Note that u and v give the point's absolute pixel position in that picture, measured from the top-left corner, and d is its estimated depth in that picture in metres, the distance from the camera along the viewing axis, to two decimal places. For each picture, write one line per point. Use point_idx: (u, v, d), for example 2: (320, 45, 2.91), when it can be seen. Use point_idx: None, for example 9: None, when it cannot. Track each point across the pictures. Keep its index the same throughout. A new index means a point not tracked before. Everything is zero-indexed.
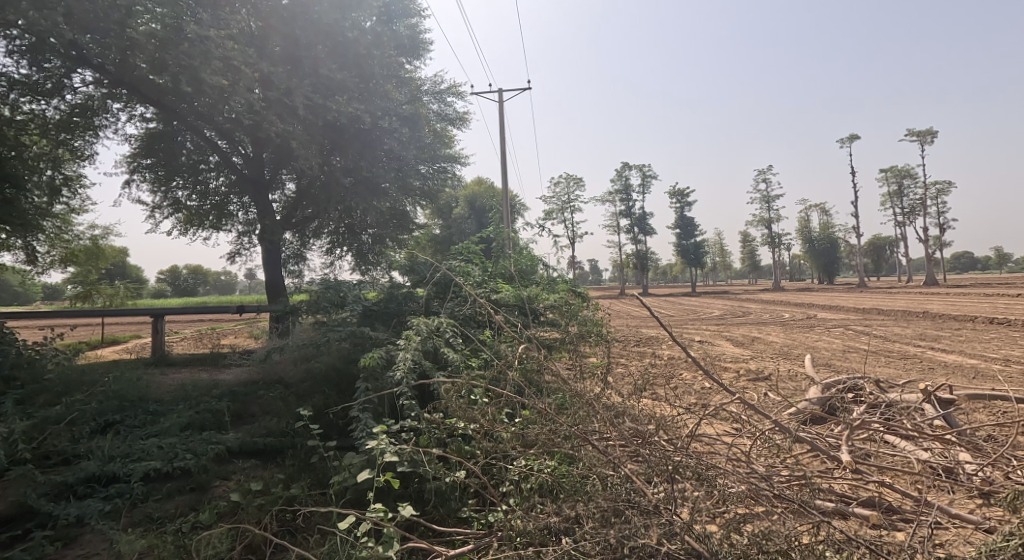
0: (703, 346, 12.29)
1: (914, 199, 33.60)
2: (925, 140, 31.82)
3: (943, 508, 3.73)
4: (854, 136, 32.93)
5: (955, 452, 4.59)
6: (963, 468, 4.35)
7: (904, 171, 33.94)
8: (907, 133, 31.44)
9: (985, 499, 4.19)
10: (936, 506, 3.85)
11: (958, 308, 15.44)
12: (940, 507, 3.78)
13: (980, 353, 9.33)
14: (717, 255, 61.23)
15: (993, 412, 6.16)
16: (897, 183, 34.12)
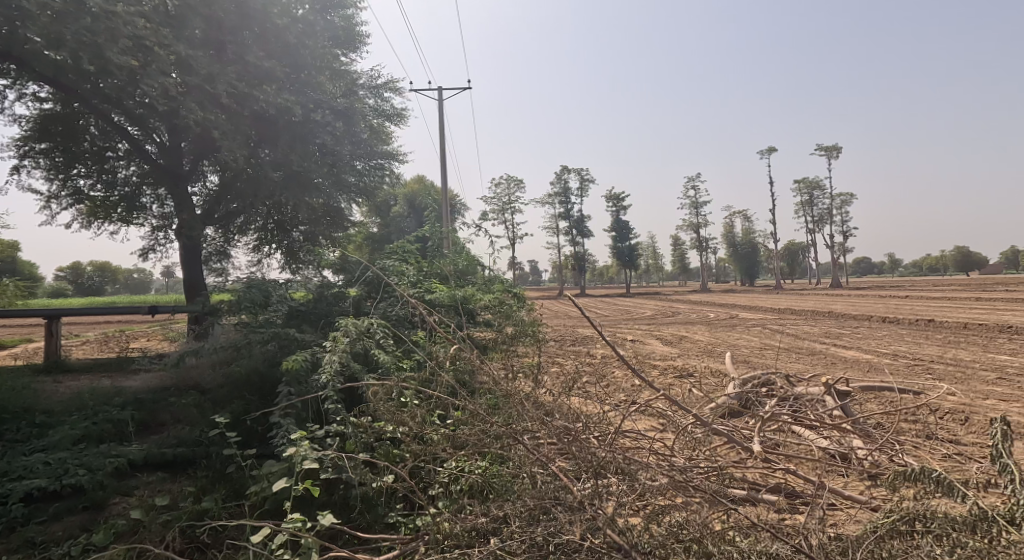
0: (634, 345, 12.72)
1: (824, 208, 36.16)
2: (832, 155, 34.30)
3: (836, 492, 4.08)
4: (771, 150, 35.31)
5: (851, 439, 4.98)
6: (855, 454, 4.76)
7: (814, 182, 36.46)
8: (818, 147, 33.85)
9: (871, 481, 4.61)
10: (831, 491, 4.18)
11: (859, 308, 16.79)
12: (834, 491, 4.10)
13: (878, 349, 10.14)
14: (649, 257, 63.42)
15: (885, 402, 6.71)
16: (808, 193, 36.59)
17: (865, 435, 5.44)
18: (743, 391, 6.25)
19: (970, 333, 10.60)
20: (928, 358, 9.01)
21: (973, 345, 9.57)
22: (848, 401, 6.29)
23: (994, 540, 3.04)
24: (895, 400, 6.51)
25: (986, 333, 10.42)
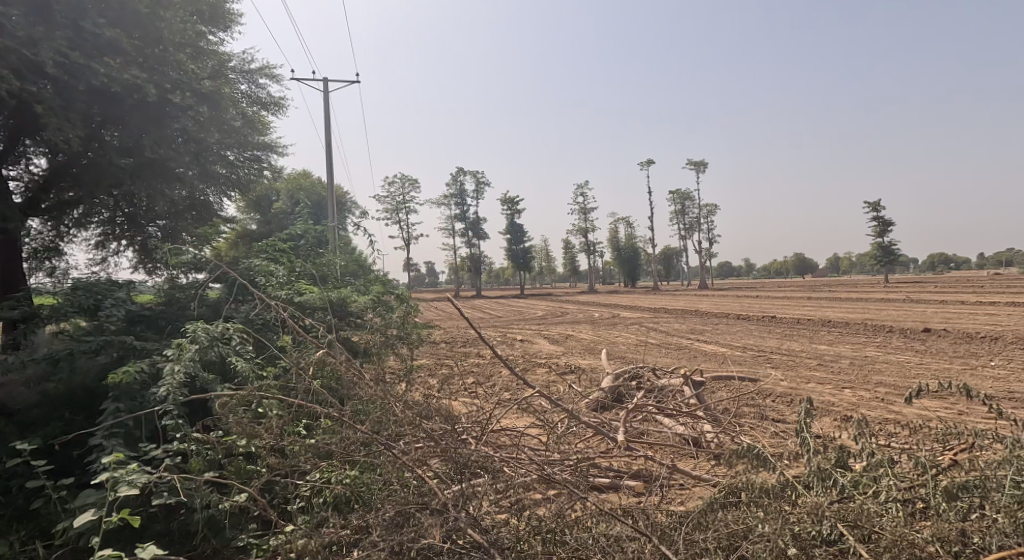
0: (521, 345, 12.98)
1: (692, 216, 39.40)
2: (701, 169, 37.37)
3: (686, 473, 4.43)
4: (649, 162, 37.74)
5: (704, 425, 5.45)
6: (705, 438, 5.22)
7: (686, 193, 39.48)
8: (690, 162, 36.71)
9: (715, 461, 5.10)
10: (682, 473, 4.55)
11: (722, 307, 18.46)
12: (685, 473, 4.47)
13: (731, 342, 11.21)
14: (540, 259, 65.19)
15: (734, 389, 7.43)
16: (680, 203, 39.56)
17: (715, 420, 5.99)
18: (613, 384, 6.59)
19: (804, 327, 12.09)
20: (770, 349, 10.13)
21: (805, 337, 10.92)
22: (702, 389, 6.87)
23: (793, 502, 3.50)
24: (740, 387, 7.25)
25: (815, 326, 11.95)
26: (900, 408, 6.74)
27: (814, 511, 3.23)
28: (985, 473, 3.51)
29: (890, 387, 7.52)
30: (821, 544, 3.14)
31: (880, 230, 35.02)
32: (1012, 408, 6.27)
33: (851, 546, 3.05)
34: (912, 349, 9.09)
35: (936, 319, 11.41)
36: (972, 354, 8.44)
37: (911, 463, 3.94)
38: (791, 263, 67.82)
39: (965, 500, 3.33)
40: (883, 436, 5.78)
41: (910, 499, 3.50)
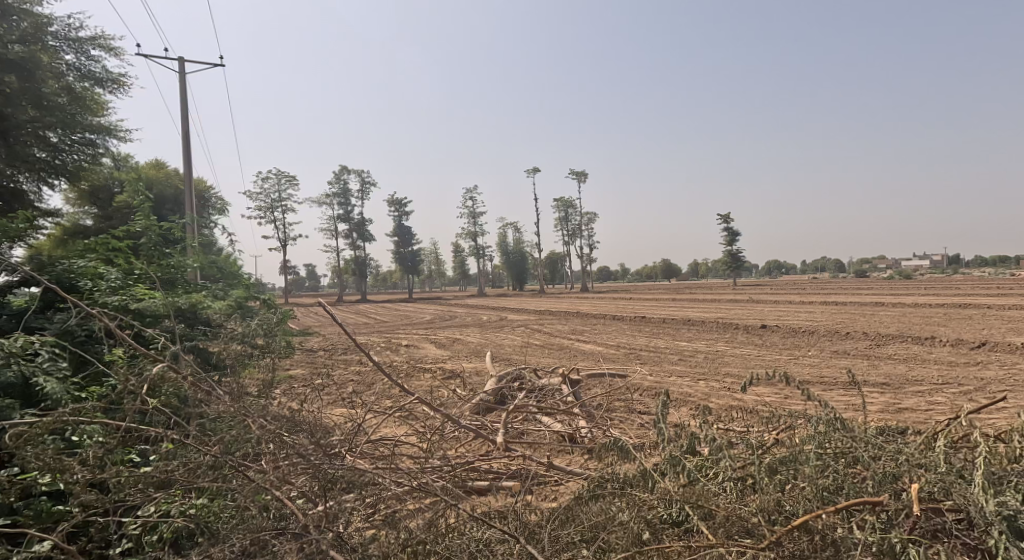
0: (406, 350, 12.76)
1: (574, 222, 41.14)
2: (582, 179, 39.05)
3: (562, 469, 4.64)
4: (534, 168, 38.70)
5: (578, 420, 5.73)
6: (579, 433, 5.52)
7: (569, 201, 41.04)
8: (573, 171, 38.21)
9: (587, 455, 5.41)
10: (556, 469, 4.77)
11: (600, 308, 19.46)
12: (561, 468, 4.71)
13: (606, 341, 11.89)
14: (429, 262, 64.59)
15: (608, 387, 7.86)
16: (564, 210, 41.09)
17: (589, 416, 6.33)
18: (495, 385, 6.70)
19: (668, 325, 13.13)
20: (639, 347, 10.88)
21: (669, 335, 11.86)
22: (578, 387, 7.22)
23: (649, 488, 3.88)
24: (612, 383, 7.72)
25: (678, 325, 13.03)
26: (743, 397, 7.60)
27: (665, 496, 3.70)
28: (797, 450, 4.14)
29: (736, 377, 8.43)
30: (669, 526, 3.59)
31: (735, 238, 38.96)
32: (829, 392, 7.33)
33: (695, 524, 3.46)
34: (755, 343, 10.25)
35: (775, 317, 12.94)
36: (802, 346, 9.70)
37: (744, 446, 4.52)
38: (662, 266, 73.26)
39: (783, 474, 3.84)
40: (728, 423, 6.50)
41: (742, 477, 4.00)
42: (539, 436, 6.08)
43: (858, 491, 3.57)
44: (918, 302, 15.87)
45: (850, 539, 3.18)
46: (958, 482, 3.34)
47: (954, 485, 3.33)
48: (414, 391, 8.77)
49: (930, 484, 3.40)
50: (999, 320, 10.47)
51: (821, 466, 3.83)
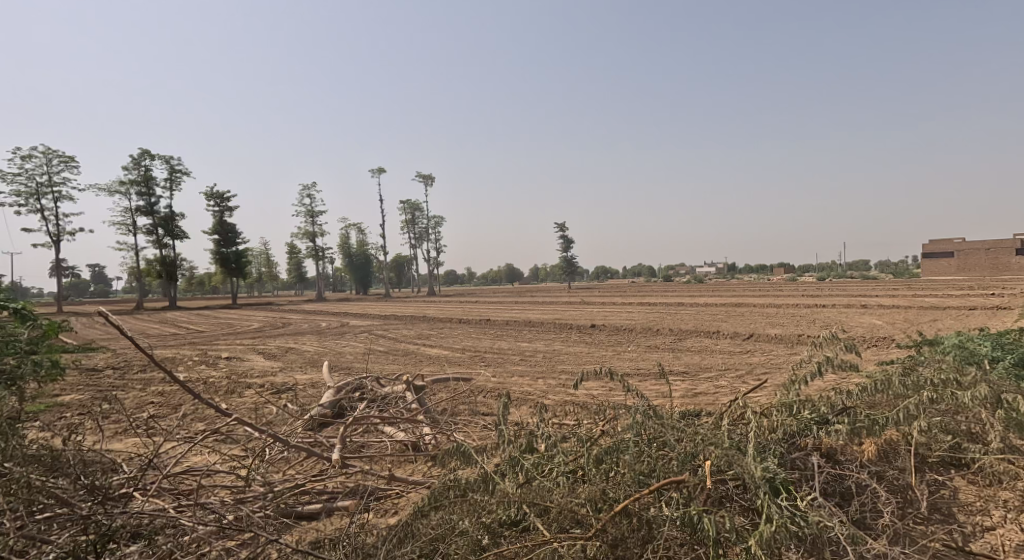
0: (230, 363, 11.57)
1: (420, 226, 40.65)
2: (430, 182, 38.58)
3: (405, 480, 4.61)
4: (381, 169, 37.16)
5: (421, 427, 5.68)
6: (421, 440, 5.47)
7: (417, 205, 40.25)
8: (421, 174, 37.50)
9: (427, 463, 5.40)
10: (397, 481, 4.79)
11: (447, 311, 19.47)
12: (403, 481, 4.71)
13: (450, 345, 11.95)
14: (263, 264, 59.50)
15: (450, 391, 7.90)
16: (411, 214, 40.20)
17: (432, 421, 6.32)
18: (332, 397, 6.36)
19: (509, 327, 13.61)
20: (484, 349, 11.07)
21: (510, 336, 12.28)
22: (423, 392, 7.17)
23: (488, 491, 4.04)
24: (454, 387, 7.77)
25: (518, 326, 13.56)
26: (576, 392, 8.14)
27: (504, 498, 3.89)
28: (620, 439, 4.54)
29: (570, 374, 9.00)
30: (508, 526, 3.84)
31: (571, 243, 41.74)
32: (648, 383, 8.15)
33: (531, 522, 3.78)
34: (587, 340, 11.04)
35: (603, 316, 14.07)
36: (626, 342, 10.66)
37: (576, 439, 4.82)
38: (506, 270, 75.85)
39: (608, 462, 4.21)
40: (561, 418, 6.92)
41: (573, 469, 4.31)
42: (380, 447, 5.91)
43: (666, 472, 4.05)
44: (718, 300, 18.35)
45: (659, 517, 3.66)
46: (737, 454, 3.98)
47: (735, 456, 3.93)
48: (236, 410, 7.98)
49: (719, 459, 3.98)
50: (773, 314, 12.55)
51: (637, 452, 4.27)
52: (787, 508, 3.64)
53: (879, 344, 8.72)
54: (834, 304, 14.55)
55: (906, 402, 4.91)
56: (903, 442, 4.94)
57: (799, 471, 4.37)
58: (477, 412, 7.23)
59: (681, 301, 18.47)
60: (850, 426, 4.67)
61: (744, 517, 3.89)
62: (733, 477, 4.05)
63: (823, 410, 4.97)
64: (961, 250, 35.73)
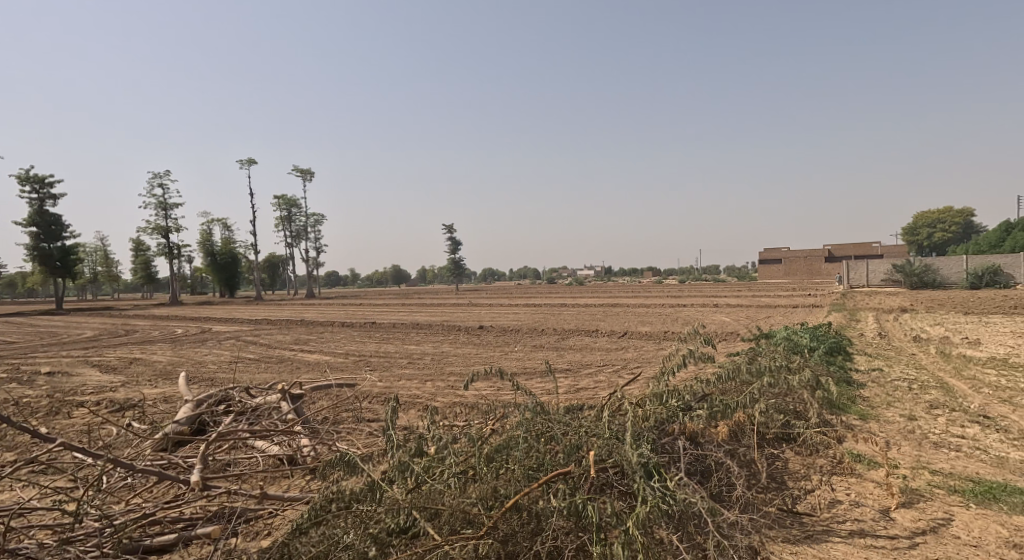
0: (58, 379, 10.14)
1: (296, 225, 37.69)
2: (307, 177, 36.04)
3: (279, 497, 4.47)
4: (250, 159, 33.77)
5: (298, 438, 5.50)
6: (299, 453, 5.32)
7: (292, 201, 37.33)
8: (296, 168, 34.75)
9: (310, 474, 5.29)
10: (269, 500, 4.63)
11: (325, 315, 18.61)
12: (278, 497, 4.55)
13: (331, 350, 11.53)
14: (95, 261, 52.11)
15: (332, 399, 7.72)
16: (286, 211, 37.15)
17: (312, 431, 6.17)
18: (193, 412, 5.89)
19: (395, 330, 13.44)
20: (370, 353, 10.87)
21: (397, 339, 12.15)
22: (299, 401, 6.96)
23: (377, 500, 4.16)
24: (337, 393, 7.59)
25: (404, 329, 13.44)
26: (465, 393, 8.34)
27: (392, 506, 4.00)
28: (510, 436, 4.78)
29: (459, 375, 9.18)
30: (398, 534, 3.97)
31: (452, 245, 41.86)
32: (534, 381, 8.59)
33: (421, 527, 3.94)
34: (475, 342, 11.28)
35: (490, 318, 14.43)
36: (512, 342, 11.07)
37: (465, 439, 5.02)
38: (389, 272, 74.05)
39: (498, 460, 4.50)
40: (451, 420, 7.09)
41: (465, 469, 4.48)
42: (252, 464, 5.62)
43: (554, 465, 4.45)
44: (595, 300, 19.52)
45: (548, 509, 4.05)
46: (616, 444, 4.52)
47: (614, 445, 4.48)
48: (64, 433, 7.09)
49: (601, 450, 4.48)
50: (643, 314, 13.76)
51: (526, 447, 4.60)
52: (658, 488, 4.15)
53: (728, 337, 10.01)
54: (692, 304, 16.28)
55: (750, 389, 5.73)
56: (749, 423, 5.79)
57: (667, 455, 4.93)
58: (363, 419, 7.13)
59: (563, 302, 19.37)
60: (707, 412, 5.38)
61: (621, 500, 4.41)
62: (613, 465, 4.51)
63: (687, 398, 5.64)
64: (790, 257, 41.40)
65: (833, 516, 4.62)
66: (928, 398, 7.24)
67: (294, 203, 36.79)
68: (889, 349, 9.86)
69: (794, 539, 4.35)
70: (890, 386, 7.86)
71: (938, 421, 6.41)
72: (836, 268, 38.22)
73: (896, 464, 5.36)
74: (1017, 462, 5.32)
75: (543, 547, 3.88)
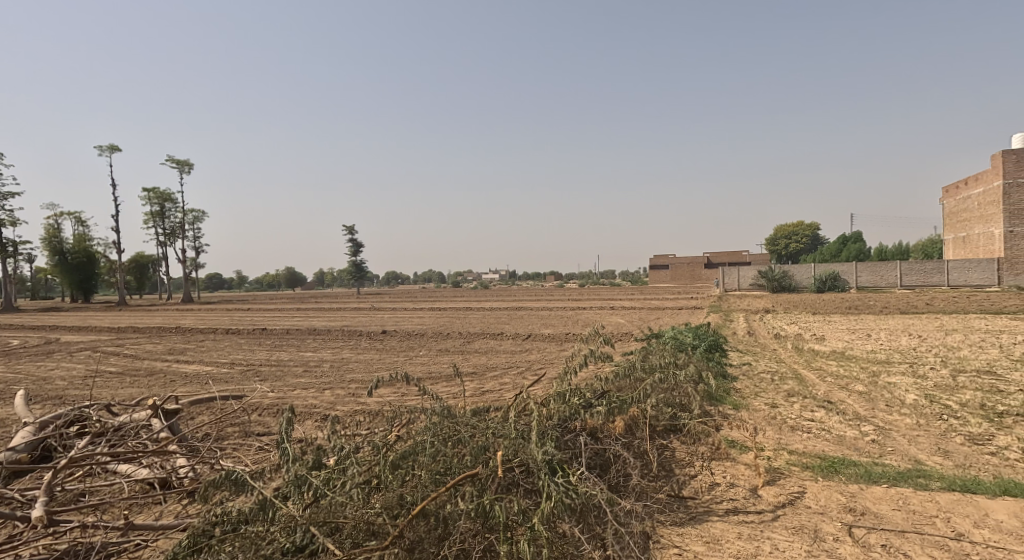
0: None
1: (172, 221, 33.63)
2: (184, 168, 32.25)
3: (149, 525, 3.95)
4: (115, 147, 28.23)
5: (173, 457, 4.69)
6: (175, 475, 4.51)
7: (166, 196, 33.05)
8: (169, 158, 30.74)
9: (192, 497, 4.59)
10: (137, 530, 4.05)
11: (205, 321, 16.95)
12: (147, 527, 3.97)
13: (214, 360, 10.55)
14: None
15: (213, 413, 7.03)
16: (158, 205, 32.88)
17: (192, 450, 5.21)
18: (34, 437, 4.79)
19: (288, 336, 12.63)
20: (258, 363, 10.09)
21: (289, 347, 11.41)
22: (178, 419, 5.71)
23: (269, 520, 3.91)
24: (221, 407, 6.83)
25: (298, 335, 12.67)
26: (368, 400, 8.05)
27: (286, 524, 3.85)
28: (416, 442, 4.69)
29: (362, 383, 8.85)
30: (293, 552, 3.79)
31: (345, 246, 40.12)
32: (441, 386, 8.53)
33: (319, 545, 3.78)
34: (377, 347, 10.94)
35: (394, 322, 14.09)
36: (416, 347, 10.88)
37: (371, 447, 4.84)
38: (280, 274, 69.75)
39: (404, 467, 4.37)
40: (355, 429, 6.80)
41: (368, 478, 4.35)
42: (114, 491, 4.69)
43: (461, 468, 4.40)
44: (499, 305, 19.75)
45: (455, 512, 4.04)
46: (521, 443, 4.56)
47: (520, 445, 4.51)
48: None
49: (507, 450, 4.49)
50: (546, 317, 14.23)
51: (434, 451, 4.55)
52: (561, 484, 4.28)
53: (624, 338, 10.67)
54: (589, 307, 17.08)
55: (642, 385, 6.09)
56: (641, 415, 5.96)
57: (570, 451, 5.08)
58: (253, 432, 6.58)
59: (470, 307, 19.36)
60: (605, 408, 5.64)
61: (527, 498, 4.44)
62: (518, 464, 4.53)
63: (588, 395, 5.83)
64: (673, 263, 44.83)
65: (712, 497, 5.04)
66: (787, 387, 8.29)
67: (169, 197, 32.80)
68: (756, 345, 11.13)
69: (680, 522, 4.68)
70: (758, 379, 8.86)
71: (794, 407, 7.34)
72: (710, 275, 42.11)
73: (762, 447, 6.00)
74: (853, 439, 6.19)
75: (450, 553, 3.90)
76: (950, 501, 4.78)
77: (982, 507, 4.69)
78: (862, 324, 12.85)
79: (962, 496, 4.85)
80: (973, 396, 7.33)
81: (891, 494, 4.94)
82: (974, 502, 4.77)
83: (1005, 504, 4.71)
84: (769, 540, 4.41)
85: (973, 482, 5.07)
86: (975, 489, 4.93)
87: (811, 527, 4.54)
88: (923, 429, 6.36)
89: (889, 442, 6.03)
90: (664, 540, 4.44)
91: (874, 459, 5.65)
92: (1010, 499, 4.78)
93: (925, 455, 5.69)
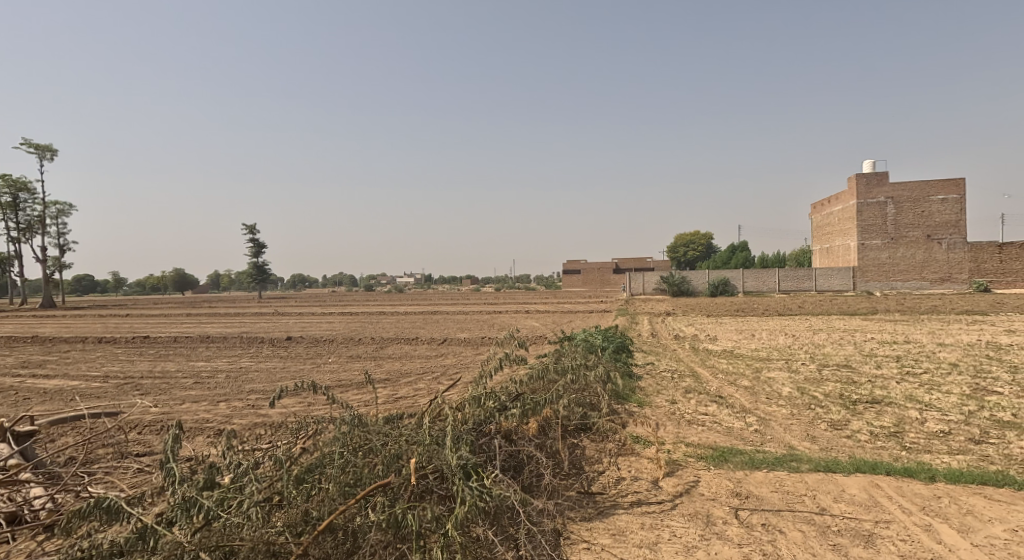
0: None
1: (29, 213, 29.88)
2: (43, 153, 28.85)
3: None
4: None
5: (26, 487, 4.09)
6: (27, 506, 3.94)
7: (21, 184, 29.32)
8: (26, 144, 27.30)
9: (50, 530, 4.03)
10: None
11: (71, 330, 15.16)
12: None
13: (83, 373, 9.42)
14: None
15: (81, 434, 6.25)
16: (11, 195, 29.14)
17: (49, 476, 4.59)
18: None
19: (176, 345, 11.60)
20: (139, 375, 9.15)
21: (177, 356, 10.46)
22: (32, 442, 5.01)
23: (151, 550, 3.48)
24: (90, 427, 6.09)
25: (188, 344, 11.68)
26: (270, 411, 7.54)
27: (172, 552, 3.44)
28: (323, 454, 4.37)
29: (263, 393, 8.29)
30: None
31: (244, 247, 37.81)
32: (351, 394, 8.16)
33: None
34: (281, 355, 10.31)
35: (298, 328, 13.37)
36: (325, 354, 10.38)
37: (273, 461, 4.48)
38: (171, 276, 64.46)
39: (309, 481, 4.09)
40: (253, 442, 6.33)
41: (267, 496, 4.00)
42: None
43: (372, 478, 4.17)
44: (412, 309, 19.40)
45: (365, 525, 3.84)
46: (436, 449, 4.37)
47: (434, 450, 4.32)
48: None
49: (421, 456, 4.29)
50: (461, 321, 14.09)
51: (342, 462, 4.26)
52: (476, 487, 4.13)
53: (537, 341, 10.75)
54: (502, 311, 17.12)
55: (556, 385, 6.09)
56: (554, 416, 5.95)
57: (484, 454, 4.97)
58: (132, 452, 5.93)
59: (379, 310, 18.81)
60: (520, 410, 5.54)
61: (441, 505, 4.27)
62: (433, 470, 4.35)
63: (502, 397, 5.73)
64: (584, 268, 46.06)
65: (618, 491, 5.14)
66: (684, 384, 8.70)
67: (26, 186, 29.19)
68: (659, 347, 11.60)
69: (589, 517, 4.72)
70: (660, 378, 9.22)
71: (691, 403, 7.70)
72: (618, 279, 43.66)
73: (663, 441, 6.23)
74: (740, 430, 6.56)
75: None
76: (815, 481, 5.16)
77: (840, 483, 5.09)
78: (749, 325, 13.80)
79: (825, 475, 5.25)
80: (834, 387, 8.04)
81: (769, 477, 5.26)
82: (834, 479, 5.18)
83: (857, 480, 5.14)
84: (667, 528, 4.54)
85: (833, 462, 5.51)
86: (835, 469, 5.36)
87: (703, 513, 4.73)
88: (795, 417, 6.88)
89: (769, 431, 6.46)
90: (574, 536, 4.46)
91: (757, 447, 6.01)
92: (862, 475, 5.22)
93: (796, 441, 6.14)
